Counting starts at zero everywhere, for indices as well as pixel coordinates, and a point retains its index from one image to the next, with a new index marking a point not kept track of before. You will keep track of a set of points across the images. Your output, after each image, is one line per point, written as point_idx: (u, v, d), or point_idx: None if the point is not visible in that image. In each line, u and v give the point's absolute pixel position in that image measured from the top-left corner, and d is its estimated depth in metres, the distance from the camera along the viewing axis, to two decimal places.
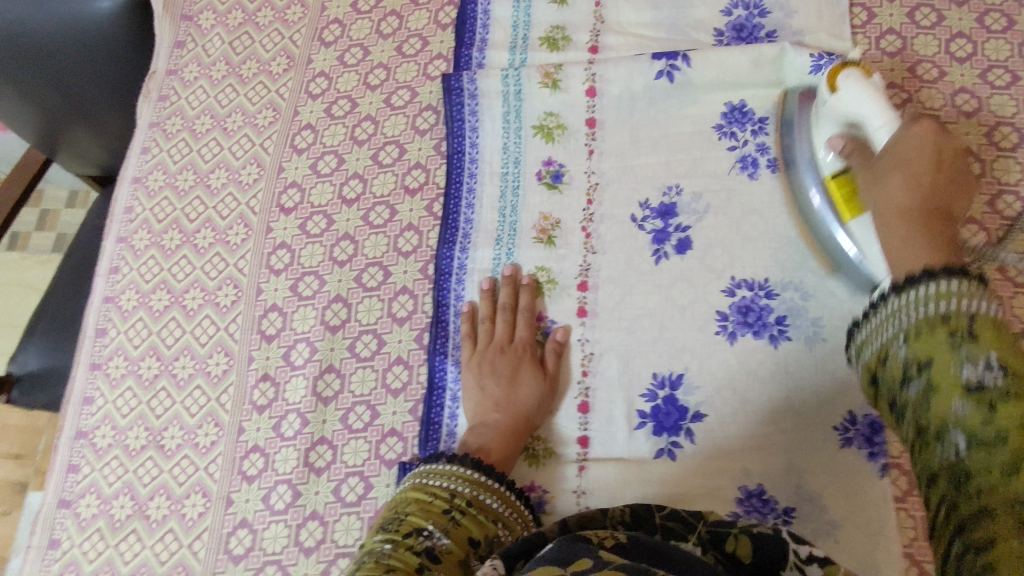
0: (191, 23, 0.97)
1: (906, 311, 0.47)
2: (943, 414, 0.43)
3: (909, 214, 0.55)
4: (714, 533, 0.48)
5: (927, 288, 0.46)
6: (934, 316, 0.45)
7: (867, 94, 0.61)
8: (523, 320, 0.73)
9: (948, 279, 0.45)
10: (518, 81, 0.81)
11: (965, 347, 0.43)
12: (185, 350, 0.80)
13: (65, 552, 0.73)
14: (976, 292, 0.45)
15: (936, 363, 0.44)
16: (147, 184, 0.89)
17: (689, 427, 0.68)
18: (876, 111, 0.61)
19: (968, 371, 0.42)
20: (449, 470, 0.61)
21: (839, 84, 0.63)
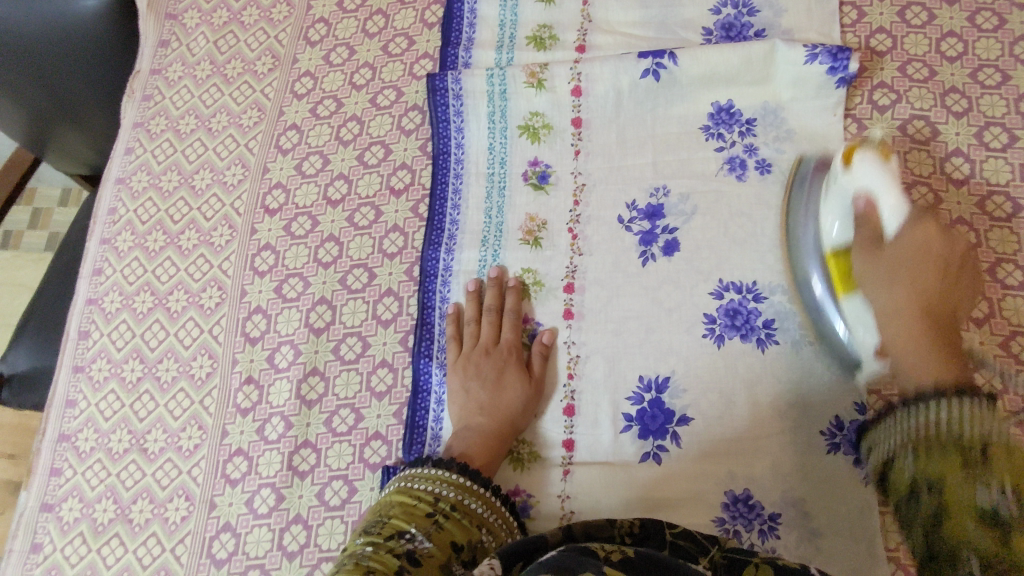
0: (175, 22, 0.96)
1: (909, 421, 0.54)
2: (959, 538, 0.47)
3: (924, 321, 0.57)
4: (729, 558, 0.49)
5: (930, 408, 0.53)
6: (933, 427, 0.52)
7: (887, 180, 0.60)
8: (508, 322, 0.72)
9: (968, 402, 0.51)
10: (503, 81, 0.80)
11: (981, 478, 0.47)
12: (169, 352, 0.79)
13: (47, 556, 0.73)
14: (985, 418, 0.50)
15: (947, 484, 0.49)
16: (131, 184, 0.89)
17: (675, 430, 0.67)
18: (891, 192, 0.60)
19: (983, 497, 0.46)
20: (434, 473, 0.60)
21: (854, 163, 0.62)
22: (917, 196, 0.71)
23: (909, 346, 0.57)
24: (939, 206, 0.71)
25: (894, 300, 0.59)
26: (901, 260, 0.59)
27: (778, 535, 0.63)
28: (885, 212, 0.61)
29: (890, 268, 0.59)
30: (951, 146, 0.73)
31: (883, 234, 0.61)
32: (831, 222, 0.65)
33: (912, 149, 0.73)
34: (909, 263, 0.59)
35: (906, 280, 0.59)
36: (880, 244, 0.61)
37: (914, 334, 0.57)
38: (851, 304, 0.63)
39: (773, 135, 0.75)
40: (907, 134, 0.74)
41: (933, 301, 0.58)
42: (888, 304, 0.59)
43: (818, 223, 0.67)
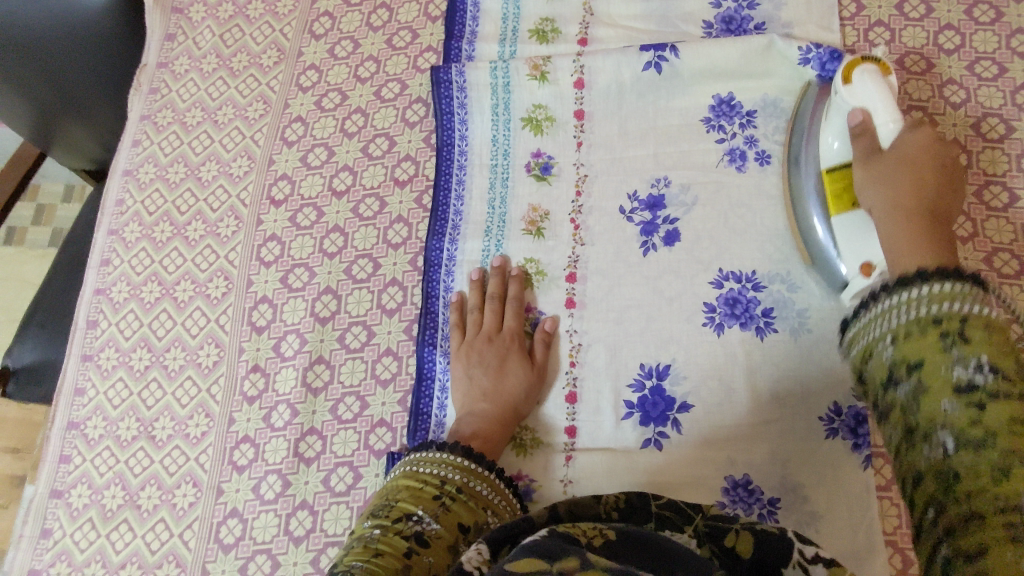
0: (181, 16, 0.97)
1: (898, 311, 0.43)
2: (930, 414, 0.40)
3: (912, 212, 0.55)
4: (711, 528, 0.47)
5: (908, 290, 0.43)
6: (928, 318, 0.41)
7: (879, 91, 0.61)
8: (511, 309, 0.73)
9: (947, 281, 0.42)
10: (507, 73, 0.81)
11: (957, 354, 0.39)
12: (176, 341, 0.80)
13: (56, 542, 0.74)
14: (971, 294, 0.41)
15: (922, 365, 0.41)
16: (138, 176, 0.90)
17: (676, 417, 0.68)
18: (884, 108, 0.61)
19: (959, 372, 0.39)
20: (439, 457, 0.61)
21: (852, 80, 0.63)
22: None
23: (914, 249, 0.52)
24: None
25: (884, 197, 0.58)
26: (893, 161, 0.59)
27: (777, 519, 0.64)
28: (880, 125, 0.61)
29: (882, 170, 0.59)
30: (949, 137, 0.74)
31: (878, 140, 0.61)
32: (830, 141, 0.66)
33: None
34: (896, 166, 0.58)
35: (898, 183, 0.58)
36: (875, 148, 0.61)
37: (909, 229, 0.54)
38: (847, 218, 0.64)
39: (773, 127, 0.76)
40: None
41: (924, 196, 0.56)
42: (879, 208, 0.58)
43: (821, 144, 0.68)
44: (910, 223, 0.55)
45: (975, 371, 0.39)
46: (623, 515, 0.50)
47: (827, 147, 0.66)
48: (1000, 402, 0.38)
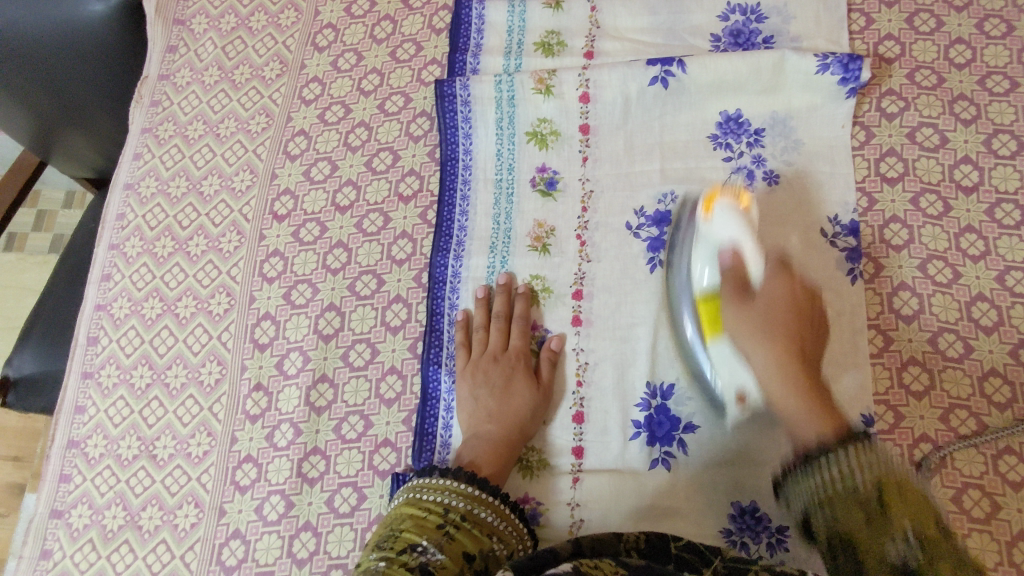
0: (183, 27, 0.96)
1: (819, 486, 0.51)
2: (877, 558, 0.45)
3: (791, 358, 0.60)
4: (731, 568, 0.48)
5: (830, 468, 0.51)
6: (850, 492, 0.49)
7: (737, 224, 0.64)
8: (517, 328, 0.72)
9: (846, 449, 0.50)
10: (512, 87, 0.80)
11: (892, 532, 0.45)
12: (178, 358, 0.79)
13: (57, 563, 0.73)
14: (871, 452, 0.49)
15: (855, 538, 0.47)
16: (139, 190, 0.89)
17: (682, 437, 0.67)
18: (748, 239, 0.64)
19: (894, 552, 0.44)
20: (442, 483, 0.60)
21: (714, 211, 0.66)
22: (926, 203, 0.72)
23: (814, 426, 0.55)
24: (949, 213, 0.71)
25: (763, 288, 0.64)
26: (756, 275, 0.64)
27: (787, 547, 0.63)
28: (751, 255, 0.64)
29: (756, 322, 0.62)
30: (960, 153, 0.73)
31: (749, 287, 0.64)
32: (701, 269, 0.67)
33: (920, 156, 0.73)
34: (781, 312, 0.62)
35: (779, 333, 0.61)
36: (746, 293, 0.64)
37: (774, 367, 0.60)
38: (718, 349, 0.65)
39: (781, 145, 0.75)
40: (915, 142, 0.74)
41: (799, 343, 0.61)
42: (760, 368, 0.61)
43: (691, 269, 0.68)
44: (789, 381, 0.59)
45: (905, 541, 0.44)
46: (644, 555, 0.52)
47: (697, 278, 0.67)
48: (939, 558, 0.43)
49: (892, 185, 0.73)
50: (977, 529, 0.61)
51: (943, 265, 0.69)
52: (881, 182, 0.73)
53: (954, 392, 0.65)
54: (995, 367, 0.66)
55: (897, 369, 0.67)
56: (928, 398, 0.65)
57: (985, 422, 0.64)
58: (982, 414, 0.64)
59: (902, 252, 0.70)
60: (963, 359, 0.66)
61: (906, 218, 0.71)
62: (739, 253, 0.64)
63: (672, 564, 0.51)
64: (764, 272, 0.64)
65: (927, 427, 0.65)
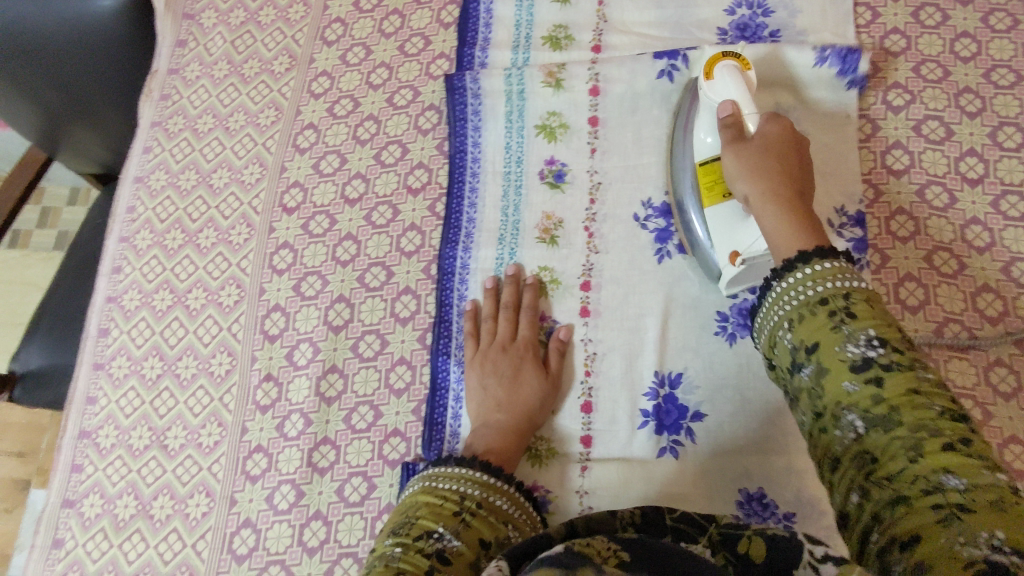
0: (192, 22, 0.97)
1: (786, 299, 0.51)
2: (835, 396, 0.45)
3: (784, 194, 0.59)
4: (725, 535, 0.46)
5: (787, 280, 0.52)
6: (815, 299, 0.49)
7: (736, 83, 0.64)
8: (526, 319, 0.73)
9: (823, 262, 0.51)
10: (521, 81, 0.81)
11: (847, 331, 0.46)
12: (188, 349, 0.80)
13: (69, 552, 0.73)
14: (846, 271, 0.50)
15: (822, 346, 0.47)
16: (149, 183, 0.89)
17: (689, 426, 0.68)
18: (746, 100, 0.64)
19: (852, 350, 0.45)
20: (459, 472, 0.61)
21: (715, 74, 0.66)
22: (931, 195, 0.72)
23: (792, 223, 0.56)
24: (954, 205, 0.72)
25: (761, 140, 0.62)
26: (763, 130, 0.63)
27: None
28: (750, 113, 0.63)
29: (751, 158, 0.61)
30: (965, 146, 0.73)
31: (745, 132, 0.63)
32: (704, 137, 0.68)
33: (925, 149, 0.74)
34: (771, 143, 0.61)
35: (768, 166, 0.60)
36: (743, 137, 0.63)
37: (778, 193, 0.58)
38: (721, 209, 0.66)
39: None
40: (921, 134, 0.74)
41: (792, 180, 0.59)
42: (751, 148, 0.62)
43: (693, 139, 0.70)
44: (785, 212, 0.57)
45: (867, 346, 0.45)
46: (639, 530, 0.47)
47: (700, 142, 0.68)
48: (896, 376, 0.44)
49: (897, 177, 0.73)
50: None
51: (948, 256, 0.70)
52: (887, 174, 0.74)
53: (960, 382, 0.66)
54: (1000, 358, 0.66)
55: None
56: None
57: (990, 411, 0.65)
58: (987, 404, 0.65)
59: (908, 244, 0.71)
60: (969, 349, 0.67)
61: (911, 210, 0.72)
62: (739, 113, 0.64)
63: (669, 537, 0.47)
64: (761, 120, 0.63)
65: None
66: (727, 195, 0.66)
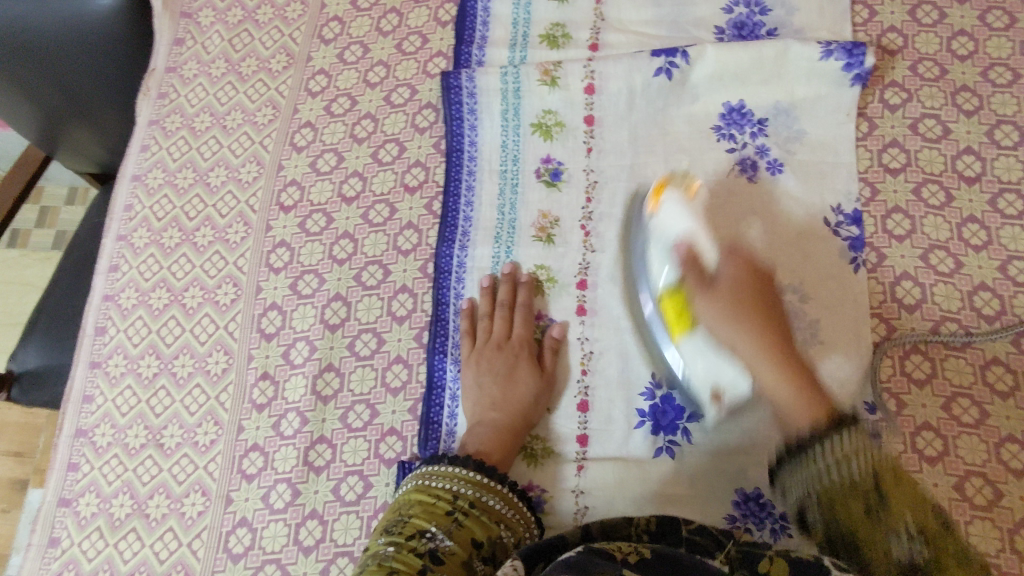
0: (190, 20, 0.97)
1: (814, 471, 0.53)
2: (884, 561, 0.48)
3: (772, 345, 0.60)
4: (743, 552, 0.49)
5: (810, 453, 0.54)
6: (846, 479, 0.51)
7: (688, 213, 0.66)
8: (520, 317, 0.73)
9: (831, 440, 0.53)
10: (518, 79, 0.81)
11: (888, 526, 0.49)
12: (185, 348, 0.79)
13: (64, 551, 0.73)
14: (863, 443, 0.52)
15: (859, 537, 0.50)
16: (146, 182, 0.89)
17: (686, 426, 0.68)
18: (700, 230, 0.65)
19: (898, 549, 0.48)
20: (451, 471, 0.60)
21: (664, 204, 0.68)
22: (928, 193, 0.72)
23: (800, 389, 0.57)
24: (951, 204, 0.71)
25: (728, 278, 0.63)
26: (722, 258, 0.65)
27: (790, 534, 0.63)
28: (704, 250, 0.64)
29: (722, 300, 0.61)
30: (962, 145, 0.73)
31: (705, 269, 0.63)
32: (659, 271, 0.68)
33: (922, 147, 0.74)
34: (738, 283, 0.61)
35: (744, 319, 0.60)
36: (706, 279, 0.62)
37: (784, 373, 0.58)
38: (691, 346, 0.64)
39: (784, 135, 0.76)
40: (918, 133, 0.74)
41: (770, 330, 0.60)
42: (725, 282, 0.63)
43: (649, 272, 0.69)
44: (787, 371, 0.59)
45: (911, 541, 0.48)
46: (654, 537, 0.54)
47: (658, 274, 0.68)
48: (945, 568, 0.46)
49: (895, 175, 0.73)
50: (979, 516, 0.61)
51: (945, 255, 0.70)
52: (884, 172, 0.73)
53: (956, 381, 0.66)
54: (997, 356, 0.66)
55: (900, 358, 0.67)
56: (931, 386, 0.66)
57: (987, 410, 0.65)
58: (984, 402, 0.65)
59: (904, 242, 0.71)
60: (965, 348, 0.67)
61: (908, 209, 0.72)
62: (694, 249, 0.64)
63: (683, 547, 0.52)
64: (718, 255, 0.64)
65: (928, 415, 0.65)
66: (693, 330, 0.64)
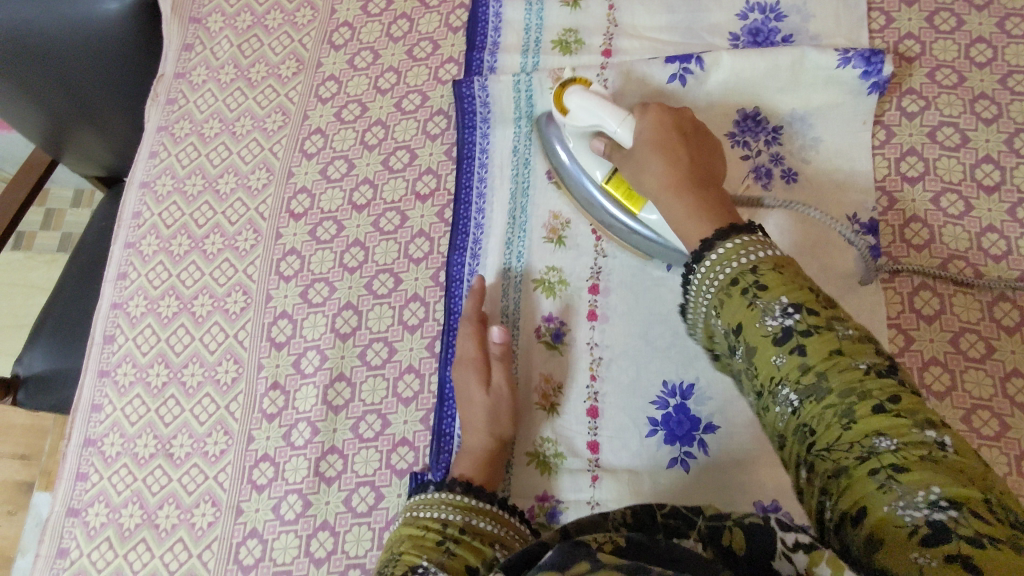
0: (199, 25, 0.96)
1: (717, 277, 0.51)
2: (769, 371, 0.46)
3: (687, 195, 0.58)
4: (712, 528, 0.42)
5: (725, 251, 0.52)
6: (730, 281, 0.50)
7: (594, 102, 0.66)
8: (469, 332, 0.71)
9: (741, 237, 0.52)
10: (530, 85, 0.79)
11: (840, 343, 0.44)
12: (194, 357, 0.79)
13: (73, 562, 0.73)
14: (759, 246, 0.51)
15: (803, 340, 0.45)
16: (155, 188, 0.88)
17: (702, 437, 0.67)
18: (608, 116, 0.65)
19: (771, 324, 0.46)
20: (437, 500, 0.61)
21: (568, 105, 0.68)
22: (947, 202, 0.71)
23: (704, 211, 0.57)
24: (970, 213, 0.71)
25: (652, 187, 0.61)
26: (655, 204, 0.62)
27: None
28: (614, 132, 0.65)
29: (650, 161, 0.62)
30: (981, 153, 0.72)
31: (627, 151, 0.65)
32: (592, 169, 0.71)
33: (941, 155, 0.73)
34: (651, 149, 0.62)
35: (672, 158, 0.61)
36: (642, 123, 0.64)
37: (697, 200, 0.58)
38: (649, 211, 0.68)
39: (799, 143, 0.75)
40: (936, 141, 0.73)
41: (680, 169, 0.60)
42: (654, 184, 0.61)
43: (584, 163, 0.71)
44: (681, 196, 0.58)
45: (783, 316, 0.46)
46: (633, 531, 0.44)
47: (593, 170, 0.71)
48: (818, 341, 0.44)
49: (912, 184, 0.72)
50: None
51: (963, 265, 0.69)
52: (902, 180, 0.73)
53: (976, 393, 0.65)
54: (1019, 368, 0.65)
55: (919, 369, 0.66)
56: (951, 398, 0.65)
57: (1009, 423, 0.64)
58: (1005, 415, 0.64)
59: (922, 252, 0.70)
60: (985, 359, 0.66)
61: (926, 218, 0.71)
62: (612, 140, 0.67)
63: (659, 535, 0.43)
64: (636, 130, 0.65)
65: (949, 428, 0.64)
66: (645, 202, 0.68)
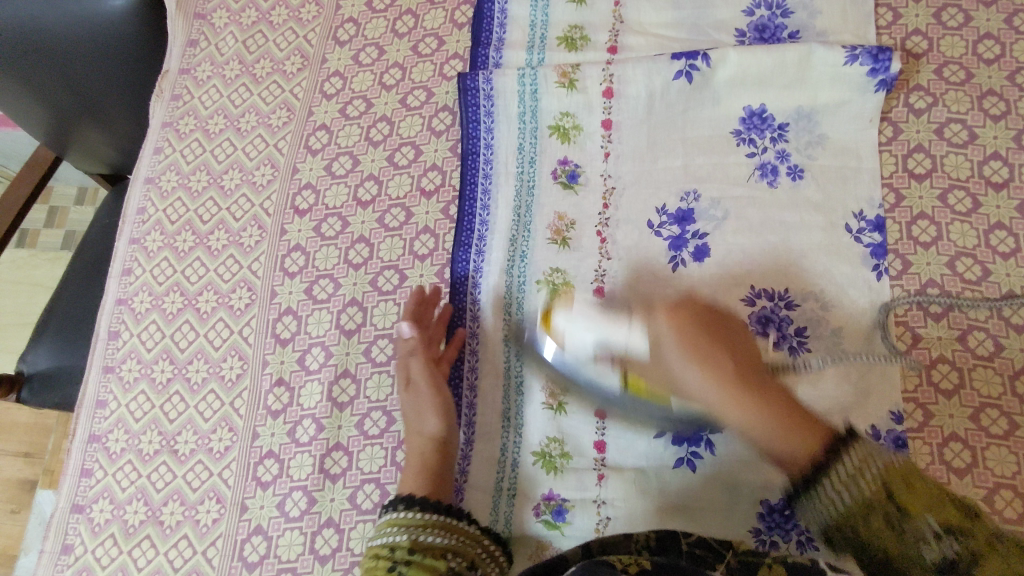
0: (204, 21, 0.96)
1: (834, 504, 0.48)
2: None
3: (737, 389, 0.51)
4: (742, 562, 0.49)
5: (831, 478, 0.48)
6: (857, 506, 0.47)
7: (586, 322, 0.62)
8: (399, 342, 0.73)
9: (847, 459, 0.48)
10: (535, 81, 0.80)
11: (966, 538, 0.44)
12: (199, 353, 0.79)
13: (78, 558, 0.73)
14: (871, 456, 0.47)
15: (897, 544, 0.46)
16: (159, 184, 0.88)
17: (710, 438, 0.66)
18: (612, 333, 0.60)
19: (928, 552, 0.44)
20: (384, 525, 0.60)
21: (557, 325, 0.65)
22: (955, 200, 0.71)
23: (791, 433, 0.50)
24: (977, 210, 0.70)
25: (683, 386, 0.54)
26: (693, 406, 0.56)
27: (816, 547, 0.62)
28: (621, 343, 0.59)
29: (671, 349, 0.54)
30: (989, 149, 0.72)
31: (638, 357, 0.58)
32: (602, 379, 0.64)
33: (949, 152, 0.73)
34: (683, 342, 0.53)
35: (711, 351, 0.52)
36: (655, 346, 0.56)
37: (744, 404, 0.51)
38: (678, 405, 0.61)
39: (805, 140, 0.74)
40: (944, 137, 0.73)
41: (742, 365, 0.52)
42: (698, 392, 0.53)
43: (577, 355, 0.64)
44: (745, 408, 0.50)
45: (937, 542, 0.44)
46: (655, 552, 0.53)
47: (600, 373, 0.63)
48: (981, 557, 0.43)
49: (920, 181, 0.72)
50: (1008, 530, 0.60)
51: (972, 262, 0.69)
52: (909, 177, 0.72)
53: (984, 391, 0.65)
54: None
55: (926, 367, 0.66)
56: (959, 397, 0.65)
57: (1018, 421, 0.63)
58: (1013, 413, 0.64)
59: (930, 249, 0.70)
60: (994, 357, 0.65)
61: (934, 215, 0.71)
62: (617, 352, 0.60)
63: (684, 560, 0.51)
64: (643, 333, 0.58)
65: (957, 426, 0.64)
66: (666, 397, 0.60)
